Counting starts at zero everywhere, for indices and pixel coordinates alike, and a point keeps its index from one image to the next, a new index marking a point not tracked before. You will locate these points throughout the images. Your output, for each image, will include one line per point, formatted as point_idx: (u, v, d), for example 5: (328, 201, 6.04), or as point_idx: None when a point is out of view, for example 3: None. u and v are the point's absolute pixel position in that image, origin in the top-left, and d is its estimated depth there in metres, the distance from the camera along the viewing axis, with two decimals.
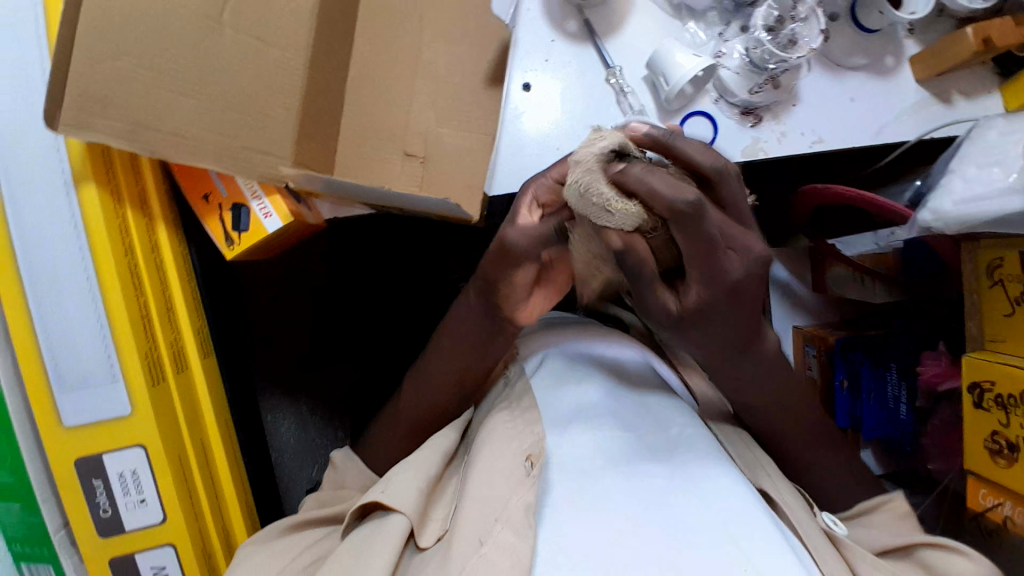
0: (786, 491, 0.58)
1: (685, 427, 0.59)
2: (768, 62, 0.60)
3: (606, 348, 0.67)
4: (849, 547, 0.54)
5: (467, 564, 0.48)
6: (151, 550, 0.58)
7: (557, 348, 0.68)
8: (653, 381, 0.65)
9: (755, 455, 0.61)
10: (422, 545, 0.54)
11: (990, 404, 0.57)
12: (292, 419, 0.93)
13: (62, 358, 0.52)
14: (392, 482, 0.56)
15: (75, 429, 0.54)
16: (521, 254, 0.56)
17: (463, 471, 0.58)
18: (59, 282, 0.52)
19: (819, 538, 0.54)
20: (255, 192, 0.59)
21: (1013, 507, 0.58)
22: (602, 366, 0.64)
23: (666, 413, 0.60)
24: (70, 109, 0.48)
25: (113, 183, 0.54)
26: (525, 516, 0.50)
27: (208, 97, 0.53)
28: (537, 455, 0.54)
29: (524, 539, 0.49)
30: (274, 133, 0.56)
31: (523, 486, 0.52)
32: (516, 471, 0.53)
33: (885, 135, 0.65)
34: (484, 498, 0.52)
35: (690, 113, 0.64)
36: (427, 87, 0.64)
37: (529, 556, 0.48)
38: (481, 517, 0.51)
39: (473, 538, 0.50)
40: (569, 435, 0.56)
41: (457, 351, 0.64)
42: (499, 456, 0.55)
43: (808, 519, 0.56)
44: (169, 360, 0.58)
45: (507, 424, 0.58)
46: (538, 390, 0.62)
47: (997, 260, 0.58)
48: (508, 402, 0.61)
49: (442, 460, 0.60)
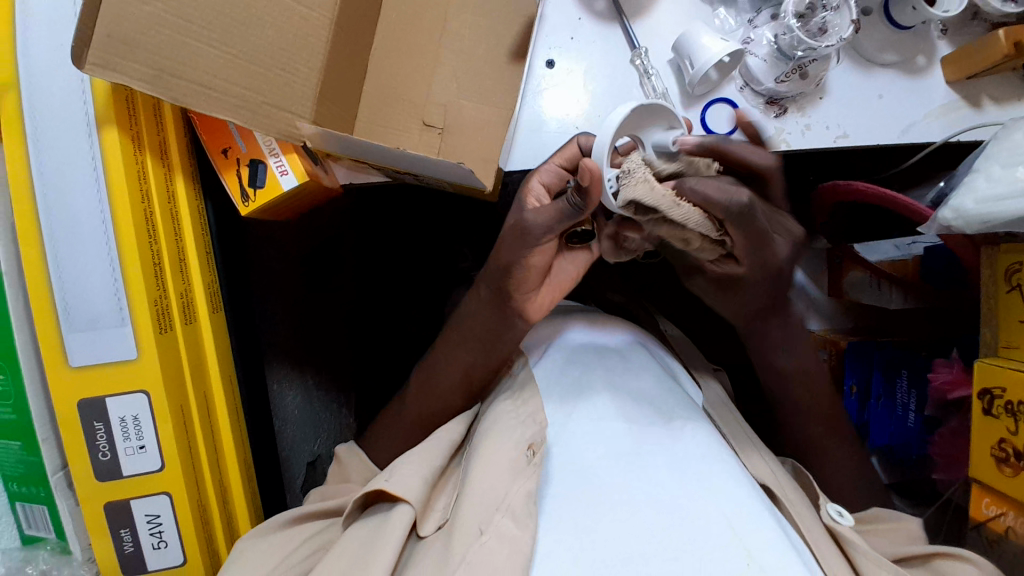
0: (789, 487, 0.57)
1: (688, 423, 0.57)
2: (796, 49, 0.59)
3: (609, 339, 0.68)
4: (852, 542, 0.53)
5: (468, 552, 0.48)
6: (147, 498, 0.58)
7: (564, 338, 0.68)
8: (655, 368, 0.65)
9: (756, 451, 0.61)
10: (422, 534, 0.54)
11: (1000, 411, 0.56)
12: (298, 389, 0.89)
13: (73, 298, 0.53)
14: (395, 472, 0.56)
15: (81, 370, 0.54)
16: (537, 233, 0.55)
17: (465, 461, 0.57)
18: (76, 223, 0.53)
19: (822, 537, 0.53)
20: (272, 150, 0.59)
21: (1015, 518, 0.57)
22: (607, 355, 0.64)
23: (669, 406, 0.59)
24: (97, 48, 0.49)
25: (136, 129, 0.55)
26: (525, 505, 0.50)
27: (231, 48, 0.53)
28: (538, 445, 0.54)
29: (523, 530, 0.48)
30: (298, 90, 0.57)
31: (524, 475, 0.52)
32: (518, 460, 0.53)
33: (912, 133, 0.64)
34: (486, 493, 0.51)
35: (712, 100, 0.64)
36: (453, 59, 0.65)
37: (530, 547, 0.47)
38: (482, 507, 0.51)
39: (472, 527, 0.49)
40: (571, 426, 0.56)
41: (469, 340, 0.65)
42: (500, 445, 0.54)
43: (811, 517, 0.55)
44: (179, 311, 0.58)
45: (509, 414, 0.58)
46: (539, 378, 0.62)
47: (1014, 264, 0.57)
48: (511, 393, 0.61)
49: (448, 451, 0.60)
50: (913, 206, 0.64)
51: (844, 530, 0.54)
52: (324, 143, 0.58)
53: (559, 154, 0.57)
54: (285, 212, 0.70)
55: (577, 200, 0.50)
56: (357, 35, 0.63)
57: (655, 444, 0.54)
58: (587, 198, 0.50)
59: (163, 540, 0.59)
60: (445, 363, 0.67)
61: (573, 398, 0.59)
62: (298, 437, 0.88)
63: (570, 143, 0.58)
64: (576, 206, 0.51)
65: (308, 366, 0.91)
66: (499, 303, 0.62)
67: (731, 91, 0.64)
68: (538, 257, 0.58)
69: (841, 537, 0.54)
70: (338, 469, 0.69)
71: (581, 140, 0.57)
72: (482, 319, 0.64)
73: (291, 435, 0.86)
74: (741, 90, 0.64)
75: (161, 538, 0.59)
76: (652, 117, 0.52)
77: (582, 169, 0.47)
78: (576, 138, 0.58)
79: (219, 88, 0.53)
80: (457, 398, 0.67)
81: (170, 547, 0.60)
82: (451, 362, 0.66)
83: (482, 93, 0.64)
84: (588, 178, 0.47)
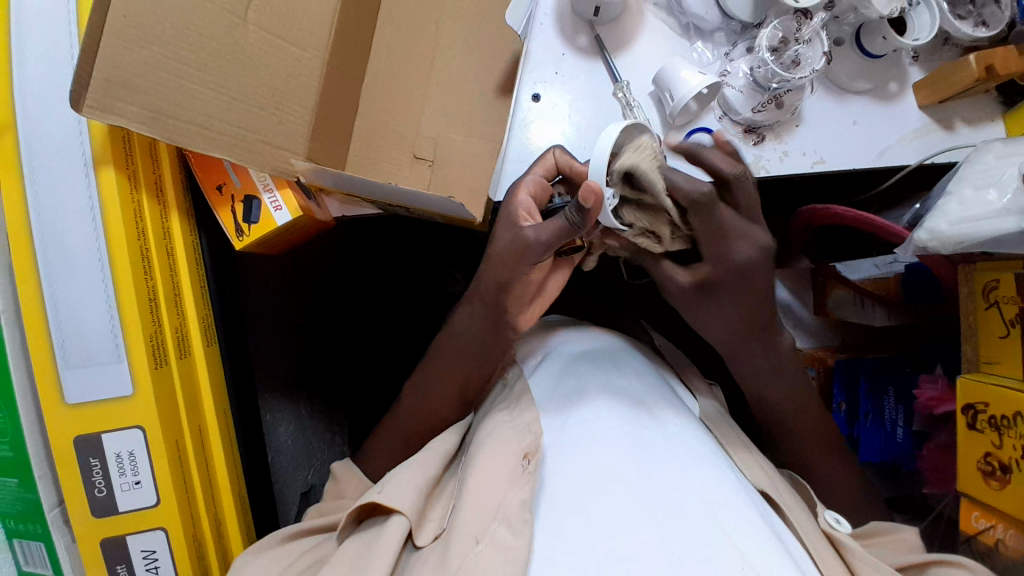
0: (785, 493, 0.59)
1: (681, 428, 0.58)
2: (772, 81, 0.61)
3: (603, 344, 0.69)
4: (850, 549, 0.53)
5: (464, 562, 0.49)
6: (143, 534, 0.58)
7: (558, 350, 0.69)
8: (650, 377, 0.65)
9: (747, 453, 0.62)
10: (419, 543, 0.55)
11: (984, 425, 0.58)
12: (292, 421, 0.92)
13: (70, 335, 0.54)
14: (389, 483, 0.57)
15: (76, 407, 0.55)
16: (540, 245, 0.58)
17: (461, 471, 0.59)
18: (73, 261, 0.53)
19: (818, 539, 0.54)
20: (267, 185, 0.61)
21: (1005, 531, 0.57)
22: (599, 361, 0.65)
23: (662, 411, 0.59)
24: (96, 91, 0.50)
25: (132, 168, 0.56)
26: (521, 512, 0.51)
27: (226, 90, 0.55)
28: (534, 453, 0.55)
29: (520, 538, 0.50)
30: (292, 130, 0.59)
31: (519, 483, 0.53)
32: (514, 469, 0.55)
33: (887, 157, 0.66)
34: (478, 509, 0.52)
35: (693, 130, 0.66)
36: (441, 93, 0.67)
37: (525, 555, 0.48)
38: (478, 515, 0.52)
39: (470, 537, 0.51)
40: (568, 433, 0.57)
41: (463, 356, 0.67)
42: (499, 456, 0.56)
43: (809, 522, 0.56)
44: (174, 345, 0.59)
45: (506, 427, 0.59)
46: (535, 390, 0.63)
47: (992, 282, 0.59)
48: (508, 403, 0.62)
49: (443, 462, 0.61)
50: (893, 230, 0.66)
51: (842, 536, 0.55)
52: (318, 179, 0.59)
53: (540, 167, 0.62)
54: (277, 246, 0.71)
55: (578, 219, 0.54)
56: (348, 73, 0.65)
57: (647, 446, 0.54)
58: (587, 219, 0.53)
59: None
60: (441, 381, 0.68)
61: (565, 406, 0.59)
62: (292, 468, 0.91)
63: (547, 156, 0.62)
64: (574, 223, 0.54)
65: (303, 398, 0.93)
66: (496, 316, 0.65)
67: (711, 120, 0.66)
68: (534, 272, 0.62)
69: (837, 541, 0.54)
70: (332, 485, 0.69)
71: (558, 155, 0.62)
72: (476, 334, 0.67)
73: (284, 467, 0.91)
74: (720, 119, 0.66)
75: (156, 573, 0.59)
76: (623, 132, 0.56)
77: (586, 190, 0.50)
78: (552, 152, 0.63)
79: (214, 128, 0.55)
80: (452, 411, 0.69)
81: None
82: (442, 379, 0.68)
83: (471, 127, 0.66)
84: (591, 200, 0.51)
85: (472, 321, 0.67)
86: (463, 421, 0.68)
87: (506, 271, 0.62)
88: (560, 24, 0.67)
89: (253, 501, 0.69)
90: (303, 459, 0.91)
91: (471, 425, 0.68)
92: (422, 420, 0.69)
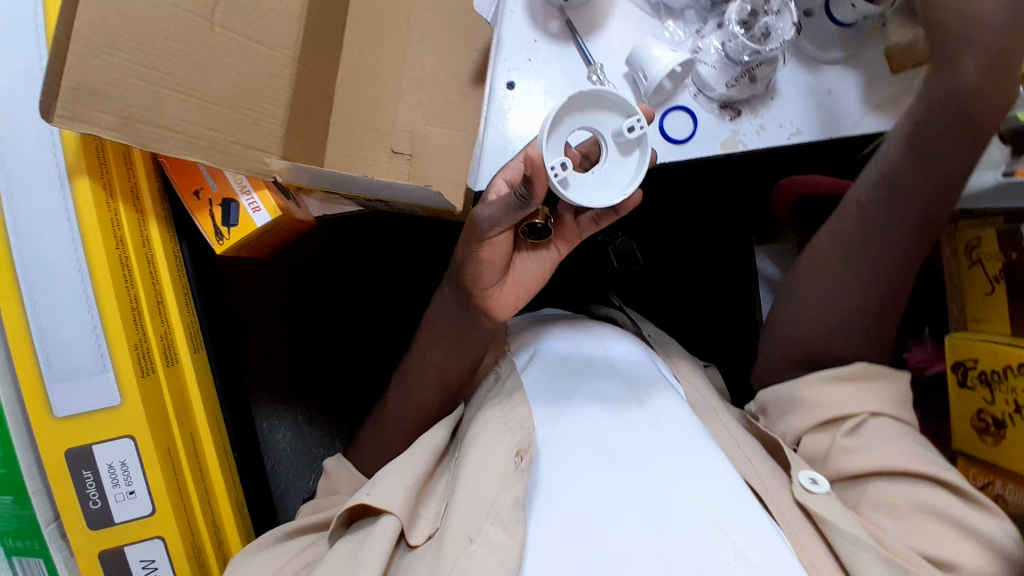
0: (765, 472, 0.58)
1: (674, 420, 0.59)
2: (743, 54, 0.62)
3: (592, 338, 0.69)
4: (831, 521, 0.53)
5: (457, 563, 0.49)
6: (141, 543, 0.58)
7: (547, 343, 0.68)
8: (643, 366, 0.66)
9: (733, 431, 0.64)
10: (413, 543, 0.55)
11: (974, 382, 0.58)
12: (289, 427, 0.90)
13: (53, 348, 0.53)
14: (378, 484, 0.56)
15: (65, 420, 0.54)
16: (488, 222, 0.57)
17: (455, 467, 0.59)
18: (54, 272, 0.53)
19: (802, 525, 0.54)
20: (244, 188, 0.61)
21: (1003, 485, 0.57)
22: (591, 356, 0.66)
23: (654, 405, 0.60)
24: (64, 100, 0.49)
25: (107, 176, 0.56)
26: (513, 511, 0.52)
27: (197, 92, 0.55)
28: (527, 450, 0.56)
29: (513, 537, 0.51)
30: (265, 129, 0.59)
31: (513, 482, 0.54)
32: (505, 468, 0.55)
33: (864, 125, 0.66)
34: (473, 502, 0.53)
35: (669, 108, 0.66)
36: (414, 86, 0.68)
37: (518, 554, 0.49)
38: (471, 516, 0.52)
39: (462, 535, 0.51)
40: (562, 433, 0.57)
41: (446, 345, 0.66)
42: (490, 453, 0.56)
43: (789, 495, 0.56)
44: (160, 353, 0.59)
45: (499, 423, 0.58)
46: (528, 385, 0.63)
47: (973, 240, 0.60)
48: (500, 399, 0.62)
49: (433, 458, 0.61)
50: None
51: (817, 505, 0.54)
52: (295, 177, 0.59)
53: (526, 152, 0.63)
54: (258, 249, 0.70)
55: (525, 191, 0.53)
56: (320, 71, 0.65)
57: (644, 445, 0.56)
58: (535, 194, 0.53)
59: None
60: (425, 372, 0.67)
61: (559, 405, 0.60)
62: (292, 473, 0.90)
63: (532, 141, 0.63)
64: (525, 195, 0.53)
65: (298, 402, 0.91)
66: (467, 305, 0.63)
67: (687, 98, 0.66)
68: (491, 250, 0.59)
69: (817, 515, 0.54)
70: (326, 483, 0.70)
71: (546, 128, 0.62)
72: (455, 321, 0.65)
73: (284, 473, 0.90)
74: (695, 96, 0.66)
75: None
76: (596, 103, 0.54)
77: (524, 156, 0.51)
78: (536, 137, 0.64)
79: (186, 132, 0.54)
80: (433, 400, 0.68)
81: None
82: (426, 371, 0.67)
83: (447, 117, 0.67)
84: (531, 167, 0.51)
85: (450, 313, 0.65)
86: (452, 415, 0.68)
87: (462, 250, 0.60)
88: (530, 8, 0.65)
89: (252, 505, 0.69)
90: (303, 465, 0.90)
91: (461, 418, 0.69)
92: (410, 415, 0.68)
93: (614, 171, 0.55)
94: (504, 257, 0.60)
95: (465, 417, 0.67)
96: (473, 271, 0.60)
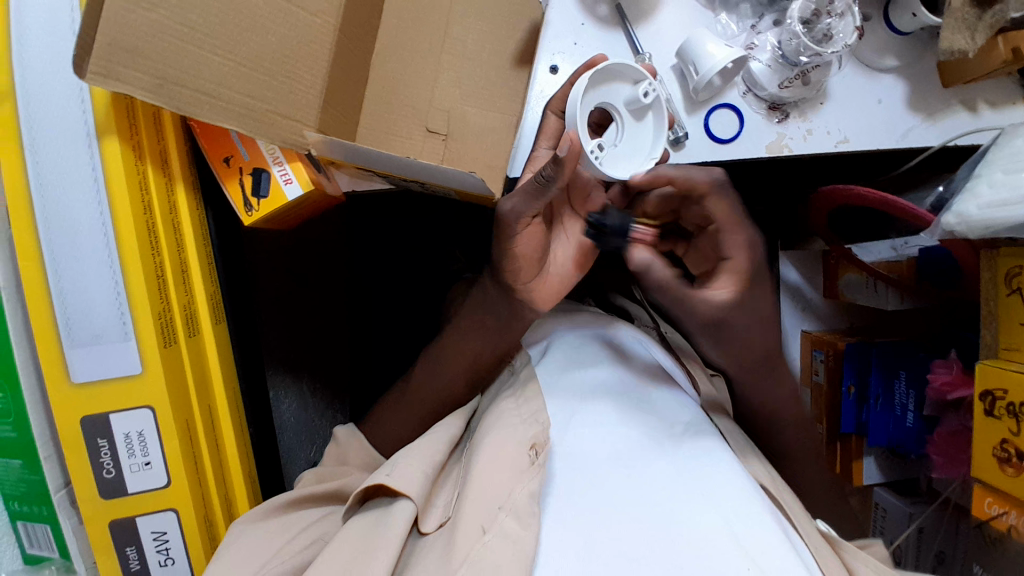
0: (786, 493, 0.57)
1: (689, 424, 0.58)
2: (802, 55, 0.59)
3: (607, 334, 0.69)
4: (846, 548, 0.54)
5: (472, 549, 0.47)
6: (153, 515, 0.57)
7: (561, 339, 0.68)
8: (654, 369, 0.65)
9: (744, 445, 0.61)
10: (424, 530, 0.53)
11: (1001, 412, 0.57)
12: (294, 398, 0.91)
13: (74, 313, 0.52)
14: (397, 467, 0.56)
15: (84, 387, 0.53)
16: (512, 213, 0.60)
17: (466, 459, 0.57)
18: (76, 235, 0.51)
19: (819, 540, 0.53)
20: (277, 158, 0.59)
21: (1017, 517, 0.57)
22: (606, 352, 0.65)
23: (670, 407, 0.60)
24: (99, 56, 0.47)
25: (136, 139, 0.54)
26: (530, 504, 0.49)
27: (236, 56, 0.53)
28: (541, 444, 0.53)
29: (528, 529, 0.48)
30: (302, 99, 0.56)
31: (527, 475, 0.51)
32: (521, 460, 0.52)
33: (910, 138, 0.64)
34: (489, 489, 0.51)
35: (716, 105, 0.64)
36: (454, 63, 0.65)
37: (533, 549, 0.46)
38: (488, 503, 0.50)
39: (476, 525, 0.48)
40: (574, 429, 0.56)
41: (480, 331, 0.67)
42: (507, 443, 0.54)
43: (807, 522, 0.55)
44: (182, 324, 0.57)
45: (512, 416, 0.57)
46: (544, 378, 0.62)
47: (1014, 268, 0.58)
48: (514, 391, 0.61)
49: (449, 447, 0.60)
50: (918, 212, 0.65)
51: (838, 538, 0.55)
52: (328, 151, 0.57)
53: (544, 132, 0.64)
54: (288, 220, 0.69)
55: (548, 174, 0.54)
56: (360, 41, 0.62)
57: (658, 446, 0.54)
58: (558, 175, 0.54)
59: (170, 557, 0.58)
60: (446, 358, 0.68)
61: (576, 397, 0.59)
62: (295, 444, 0.91)
63: (548, 116, 0.63)
64: (544, 179, 0.55)
65: (305, 374, 0.92)
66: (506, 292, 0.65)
67: (734, 95, 0.64)
68: (523, 238, 0.62)
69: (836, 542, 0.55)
70: (336, 450, 0.70)
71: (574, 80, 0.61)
72: (495, 309, 0.67)
73: (286, 442, 0.90)
74: (743, 95, 0.64)
75: (167, 555, 0.58)
76: (614, 77, 0.57)
77: (564, 136, 0.53)
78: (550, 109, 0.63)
79: (224, 97, 0.52)
80: (461, 382, 0.68)
81: (176, 563, 0.59)
82: (453, 355, 0.68)
83: (486, 99, 0.65)
84: (565, 148, 0.52)
85: (489, 297, 0.67)
86: (469, 405, 0.68)
87: (498, 247, 0.63)
88: None
89: (263, 479, 0.68)
90: (304, 437, 0.90)
91: (477, 409, 0.69)
92: (432, 395, 0.68)
93: (636, 138, 0.59)
94: (536, 245, 0.63)
95: (479, 410, 0.67)
96: (512, 267, 0.63)
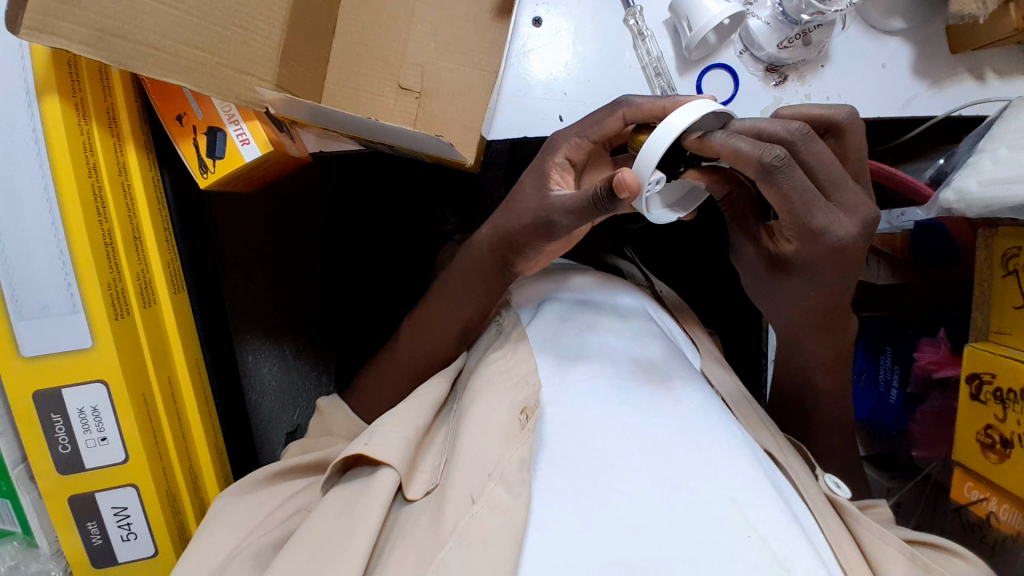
0: (788, 452, 0.53)
1: (688, 381, 0.53)
2: (804, 13, 0.54)
3: (607, 294, 0.62)
4: (854, 516, 0.49)
5: (459, 524, 0.44)
6: (112, 490, 0.55)
7: (556, 295, 0.62)
8: (657, 330, 0.59)
9: (753, 413, 0.56)
10: (410, 496, 0.50)
11: (988, 397, 0.55)
12: (274, 360, 0.84)
13: (17, 281, 0.49)
14: (376, 434, 0.52)
15: (33, 360, 0.50)
16: (561, 229, 0.50)
17: (454, 420, 0.54)
18: (16, 198, 0.48)
19: (823, 506, 0.49)
20: (232, 116, 0.54)
21: (998, 504, 0.57)
22: (601, 309, 0.59)
23: (667, 363, 0.54)
24: (31, 9, 0.42)
25: (80, 96, 0.50)
26: (520, 472, 0.45)
27: (181, 4, 0.48)
28: (533, 408, 0.49)
29: (518, 499, 0.44)
30: (258, 51, 0.52)
31: (517, 442, 0.47)
32: (511, 427, 0.48)
33: (913, 108, 0.60)
34: (477, 458, 0.47)
35: (710, 66, 0.60)
36: (428, 14, 0.61)
37: (525, 517, 0.43)
38: (474, 471, 0.47)
39: (465, 495, 0.45)
40: (565, 385, 0.51)
41: (457, 293, 0.63)
42: (494, 410, 0.50)
43: (812, 485, 0.51)
44: (136, 295, 0.54)
45: (502, 377, 0.52)
46: (534, 336, 0.56)
47: (1012, 249, 0.55)
48: (504, 351, 0.56)
49: (433, 410, 0.56)
50: (917, 187, 0.63)
51: (845, 500, 0.50)
52: (291, 111, 0.53)
53: (599, 128, 0.53)
54: (250, 180, 0.64)
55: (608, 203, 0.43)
56: None
57: (651, 407, 0.49)
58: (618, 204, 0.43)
59: (132, 531, 0.57)
60: (430, 325, 0.65)
61: (569, 355, 0.53)
62: (275, 408, 0.83)
63: (614, 116, 0.53)
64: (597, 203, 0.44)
65: (285, 336, 0.86)
66: (502, 268, 0.60)
67: (730, 55, 0.60)
68: (553, 245, 0.55)
69: (843, 508, 0.49)
70: (321, 423, 0.66)
71: (669, 105, 0.52)
72: (484, 280, 0.61)
73: (269, 405, 0.82)
74: (740, 55, 0.60)
75: (130, 530, 0.57)
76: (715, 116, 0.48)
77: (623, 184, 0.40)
78: (621, 109, 0.53)
79: (169, 49, 0.48)
80: (444, 347, 0.64)
81: (139, 538, 0.57)
82: (435, 325, 0.64)
83: (463, 54, 0.60)
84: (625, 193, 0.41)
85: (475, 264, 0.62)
86: (455, 363, 0.63)
87: (521, 235, 0.55)
88: None
89: (231, 451, 0.67)
90: (288, 400, 0.85)
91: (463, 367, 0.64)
92: (412, 364, 0.65)
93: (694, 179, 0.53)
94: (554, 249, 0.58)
95: (466, 368, 0.63)
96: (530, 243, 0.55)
